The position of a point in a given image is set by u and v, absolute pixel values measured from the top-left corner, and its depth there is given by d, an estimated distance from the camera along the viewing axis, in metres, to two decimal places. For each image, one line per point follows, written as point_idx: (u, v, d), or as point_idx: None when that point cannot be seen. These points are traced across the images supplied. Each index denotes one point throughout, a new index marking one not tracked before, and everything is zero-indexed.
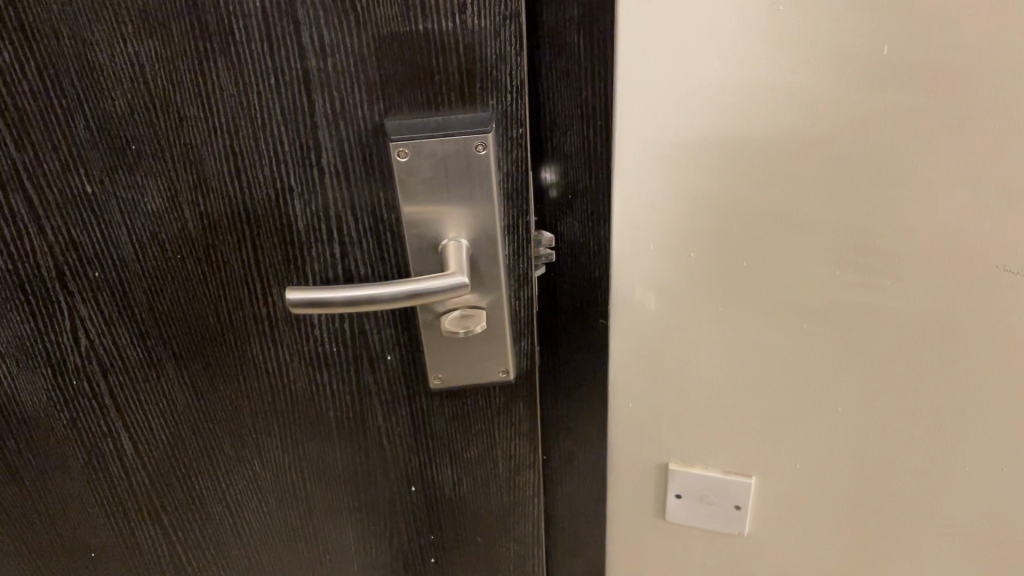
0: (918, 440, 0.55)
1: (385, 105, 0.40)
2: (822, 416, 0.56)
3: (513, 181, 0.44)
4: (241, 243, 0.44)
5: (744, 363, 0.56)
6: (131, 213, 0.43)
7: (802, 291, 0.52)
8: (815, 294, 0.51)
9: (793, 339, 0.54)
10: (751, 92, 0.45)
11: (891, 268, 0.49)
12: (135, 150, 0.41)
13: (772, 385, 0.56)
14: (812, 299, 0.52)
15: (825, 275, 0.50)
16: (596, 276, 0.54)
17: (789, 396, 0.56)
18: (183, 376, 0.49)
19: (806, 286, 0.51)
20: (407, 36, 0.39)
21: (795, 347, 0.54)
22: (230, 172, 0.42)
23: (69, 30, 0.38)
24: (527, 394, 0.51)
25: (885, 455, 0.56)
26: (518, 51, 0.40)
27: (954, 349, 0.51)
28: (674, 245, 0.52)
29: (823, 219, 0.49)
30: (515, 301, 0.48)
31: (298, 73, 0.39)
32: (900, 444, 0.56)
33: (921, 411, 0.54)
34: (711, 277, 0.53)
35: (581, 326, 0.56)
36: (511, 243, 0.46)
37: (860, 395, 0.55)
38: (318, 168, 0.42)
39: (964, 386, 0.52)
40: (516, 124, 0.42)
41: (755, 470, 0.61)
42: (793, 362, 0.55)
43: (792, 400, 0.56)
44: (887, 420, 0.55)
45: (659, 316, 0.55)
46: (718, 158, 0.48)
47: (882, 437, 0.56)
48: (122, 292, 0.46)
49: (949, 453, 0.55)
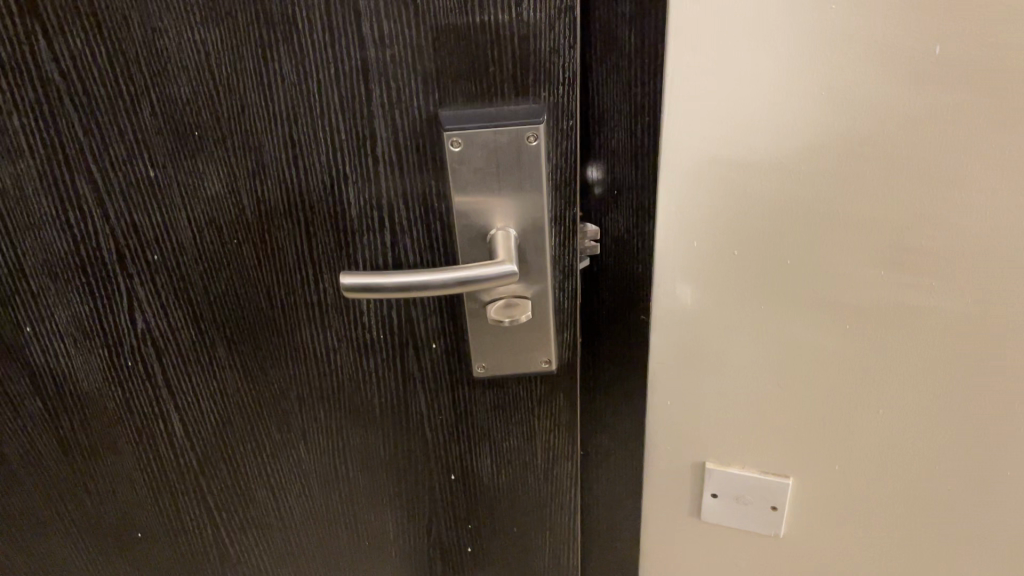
0: (957, 445, 0.55)
1: (441, 95, 0.42)
2: (862, 418, 0.56)
3: (562, 172, 0.45)
4: (296, 229, 0.45)
5: (784, 362, 0.56)
6: (191, 197, 0.44)
7: (845, 292, 0.52)
8: (857, 295, 0.52)
9: (835, 339, 0.54)
10: (800, 88, 0.46)
11: (935, 269, 0.49)
12: (197, 136, 0.42)
13: (812, 386, 0.56)
14: (854, 300, 0.52)
15: (868, 276, 0.51)
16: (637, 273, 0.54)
17: (829, 396, 0.56)
18: (234, 360, 0.50)
19: (851, 287, 0.51)
20: (465, 28, 0.40)
21: (838, 347, 0.54)
22: (288, 158, 0.43)
23: (139, 18, 0.39)
24: (567, 385, 0.52)
25: (923, 460, 0.56)
26: (571, 44, 0.41)
27: (997, 353, 0.50)
28: (717, 242, 0.52)
29: (868, 219, 0.49)
30: (560, 292, 0.49)
31: (358, 63, 0.40)
32: (939, 448, 0.55)
33: (962, 416, 0.54)
34: (752, 275, 0.53)
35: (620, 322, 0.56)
36: (557, 234, 0.47)
37: (901, 398, 0.54)
38: (373, 156, 0.43)
39: (1007, 391, 0.52)
40: (567, 116, 0.43)
41: (791, 471, 0.61)
42: (833, 363, 0.55)
43: (832, 401, 0.56)
44: (927, 424, 0.55)
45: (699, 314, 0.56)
46: (763, 156, 0.48)
47: (922, 441, 0.56)
48: (178, 275, 0.47)
49: (988, 460, 0.54)
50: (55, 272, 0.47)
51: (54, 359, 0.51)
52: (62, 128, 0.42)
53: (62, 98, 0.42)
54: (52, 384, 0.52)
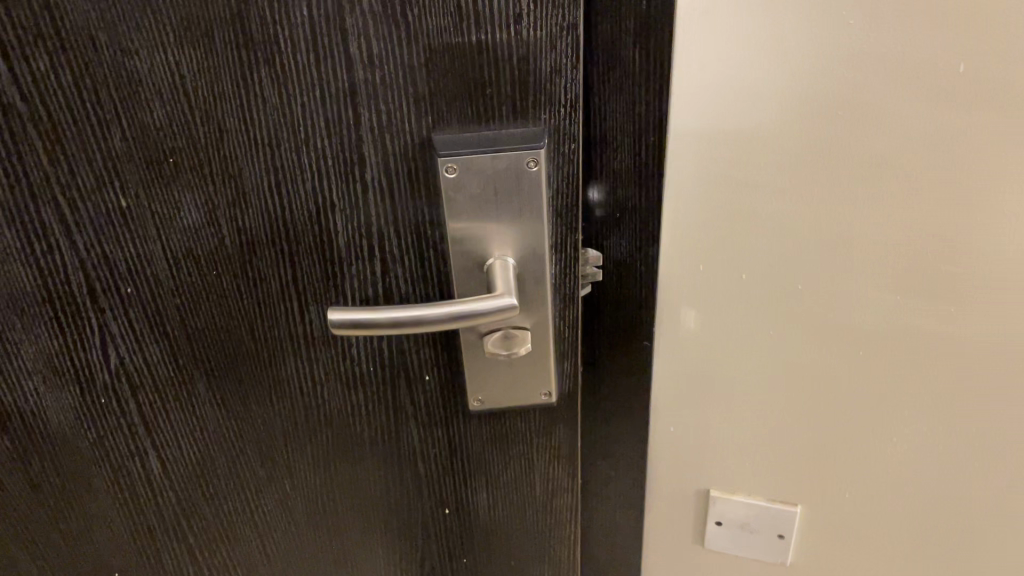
0: (972, 472, 0.53)
1: (434, 118, 0.39)
2: (872, 443, 0.54)
3: (563, 197, 0.42)
4: (280, 259, 0.43)
5: (793, 387, 0.54)
6: (166, 227, 0.41)
7: (857, 316, 0.50)
8: (870, 319, 0.49)
9: (844, 363, 0.52)
10: (813, 106, 0.43)
11: (948, 291, 0.47)
12: (172, 163, 0.39)
13: (820, 411, 0.54)
14: (867, 324, 0.50)
15: (882, 299, 0.48)
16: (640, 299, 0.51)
17: (837, 421, 0.54)
18: (214, 396, 0.47)
19: (861, 310, 0.49)
20: (460, 47, 0.37)
21: (846, 371, 0.52)
22: (270, 185, 0.40)
23: (106, 38, 0.36)
24: (567, 417, 0.50)
25: (936, 487, 0.54)
26: (573, 64, 0.38)
27: (1013, 376, 0.49)
28: (723, 266, 0.50)
29: (881, 242, 0.46)
30: (560, 321, 0.46)
31: (345, 85, 0.38)
32: (953, 476, 0.54)
33: (977, 443, 0.52)
34: (760, 299, 0.51)
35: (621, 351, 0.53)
36: (558, 261, 0.44)
37: (912, 423, 0.52)
38: (361, 183, 0.40)
39: (1023, 414, 0.50)
40: (569, 139, 0.40)
41: (797, 498, 0.58)
42: (842, 387, 0.53)
43: (840, 426, 0.54)
44: (940, 450, 0.53)
45: (704, 339, 0.53)
46: (773, 176, 0.46)
47: (935, 468, 0.54)
48: (154, 309, 0.44)
49: (1003, 486, 0.53)
50: (21, 306, 0.44)
51: (22, 397, 0.47)
52: (25, 156, 0.39)
53: (25, 125, 0.38)
54: (20, 422, 0.48)
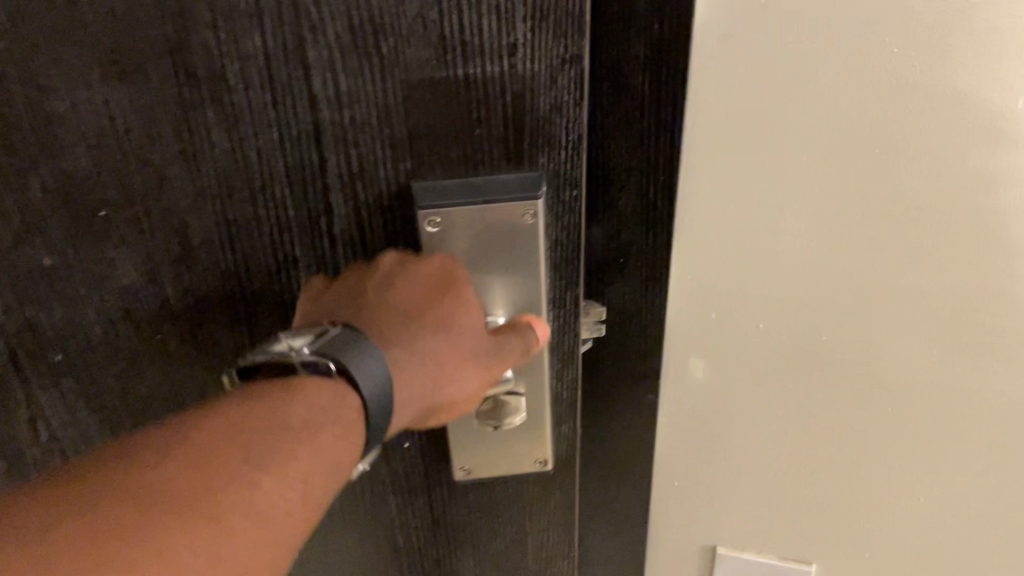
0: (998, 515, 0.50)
1: (414, 163, 0.33)
2: (894, 493, 0.50)
3: (563, 250, 0.36)
4: (235, 320, 0.37)
5: (812, 440, 0.49)
6: (99, 288, 0.35)
7: (886, 365, 0.45)
8: (900, 368, 0.45)
9: (868, 415, 0.47)
10: (846, 143, 0.38)
11: (986, 340, 0.43)
12: (103, 216, 0.33)
13: (838, 465, 0.50)
14: (896, 374, 0.45)
15: (914, 346, 0.44)
16: (645, 355, 0.45)
17: (857, 475, 0.50)
18: None
19: (888, 360, 0.45)
20: (444, 82, 0.31)
21: (869, 425, 0.47)
22: (222, 240, 0.34)
23: (20, 73, 0.30)
24: (564, 482, 0.45)
25: (960, 530, 0.51)
26: (577, 101, 0.33)
27: None
28: (739, 313, 0.45)
29: (914, 287, 0.42)
30: (557, 383, 0.41)
31: (308, 127, 0.32)
32: (979, 519, 0.51)
33: (1007, 489, 0.49)
34: (778, 350, 0.46)
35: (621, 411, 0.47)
36: (555, 319, 0.38)
37: (940, 471, 0.49)
38: (328, 236, 0.35)
39: None
40: (569, 185, 0.35)
41: (810, 547, 0.54)
42: (863, 440, 0.48)
43: (859, 479, 0.50)
44: (969, 498, 0.49)
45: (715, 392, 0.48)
46: (798, 220, 0.41)
47: (961, 513, 0.50)
48: (90, 377, 0.38)
49: None
50: None
51: None
52: None
53: None
54: None
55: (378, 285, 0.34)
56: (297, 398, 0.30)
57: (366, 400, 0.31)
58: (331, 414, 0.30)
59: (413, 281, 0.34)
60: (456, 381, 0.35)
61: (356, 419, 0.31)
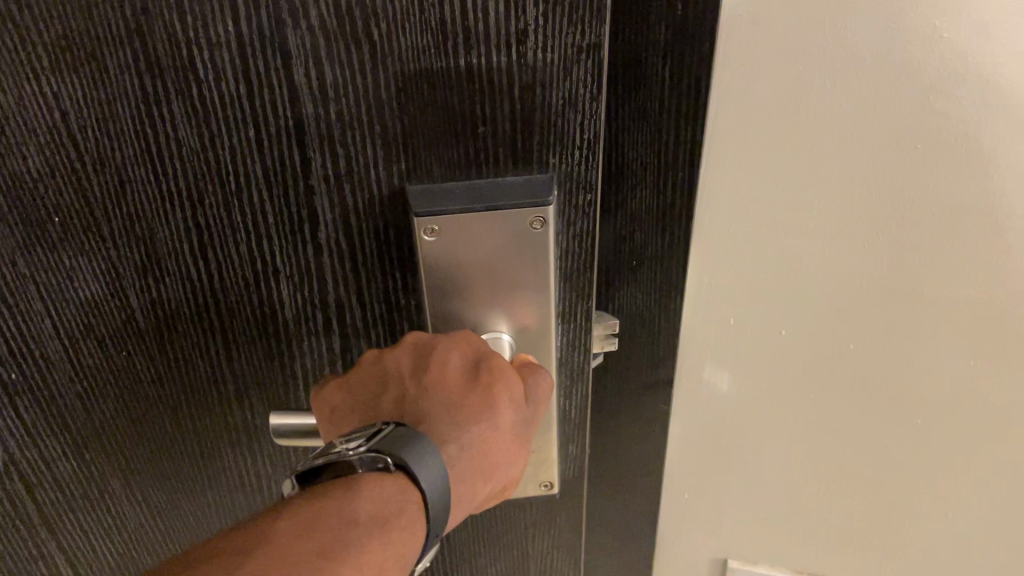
0: None
1: (408, 164, 0.30)
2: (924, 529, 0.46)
3: (573, 260, 0.33)
4: (209, 335, 0.33)
5: (836, 466, 0.45)
6: (56, 300, 0.31)
7: (925, 392, 0.40)
8: (941, 396, 0.40)
9: (896, 442, 0.43)
10: (893, 142, 0.33)
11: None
12: (57, 222, 0.30)
13: (862, 496, 0.46)
14: (935, 403, 0.41)
15: (958, 372, 0.39)
16: (651, 362, 0.41)
17: (881, 508, 0.46)
18: (134, 493, 0.38)
19: (919, 390, 0.40)
20: (443, 73, 0.28)
21: (894, 454, 0.43)
22: (193, 248, 0.31)
23: None
24: (570, 503, 0.42)
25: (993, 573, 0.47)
26: (593, 95, 0.29)
27: None
28: (760, 332, 0.40)
29: (963, 306, 0.37)
30: (564, 402, 0.37)
31: (288, 122, 0.28)
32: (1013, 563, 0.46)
33: None
34: (797, 371, 0.41)
35: (627, 423, 0.44)
36: (563, 333, 0.35)
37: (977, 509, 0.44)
38: (312, 243, 0.31)
39: None
40: (582, 188, 0.31)
41: None
42: (889, 472, 0.44)
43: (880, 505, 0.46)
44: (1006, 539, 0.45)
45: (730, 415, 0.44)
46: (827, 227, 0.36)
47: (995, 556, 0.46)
48: (48, 397, 0.34)
49: None
50: None
51: None
52: None
53: None
54: None
55: (415, 363, 0.30)
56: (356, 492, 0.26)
57: (425, 497, 0.27)
58: (395, 510, 0.26)
59: (455, 361, 0.29)
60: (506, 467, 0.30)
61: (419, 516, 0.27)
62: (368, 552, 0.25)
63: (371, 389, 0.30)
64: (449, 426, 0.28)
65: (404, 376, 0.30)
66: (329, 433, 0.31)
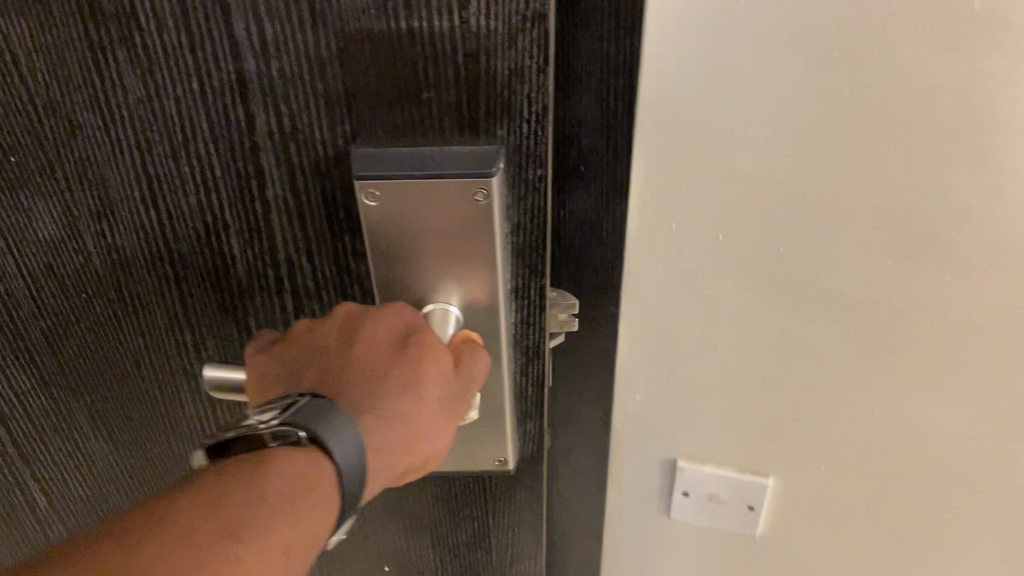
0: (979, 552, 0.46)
1: (353, 127, 0.29)
2: (867, 514, 0.46)
3: (524, 235, 0.32)
4: (165, 284, 0.34)
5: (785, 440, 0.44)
6: (18, 235, 0.33)
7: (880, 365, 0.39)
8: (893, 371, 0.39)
9: (846, 424, 0.42)
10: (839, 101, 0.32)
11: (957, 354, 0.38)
12: (15, 162, 0.31)
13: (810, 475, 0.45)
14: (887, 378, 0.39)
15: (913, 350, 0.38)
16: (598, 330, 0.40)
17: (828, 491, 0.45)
18: (101, 432, 0.39)
19: (870, 357, 0.39)
20: (384, 36, 0.27)
21: (841, 428, 0.42)
22: (144, 199, 0.31)
23: None
24: (530, 481, 0.41)
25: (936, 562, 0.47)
26: (542, 65, 0.28)
27: None
28: (704, 297, 0.39)
29: (916, 279, 0.36)
30: (521, 378, 0.37)
31: (231, 76, 0.28)
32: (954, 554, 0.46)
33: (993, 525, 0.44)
34: (741, 330, 0.40)
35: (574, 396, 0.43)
36: (517, 309, 0.34)
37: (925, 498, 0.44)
38: (261, 201, 0.31)
39: None
40: (534, 163, 0.30)
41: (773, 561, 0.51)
42: (838, 453, 0.43)
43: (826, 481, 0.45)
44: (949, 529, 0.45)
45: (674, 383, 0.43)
46: (771, 175, 0.34)
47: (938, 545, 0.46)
48: (16, 329, 0.36)
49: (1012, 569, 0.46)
50: None
51: None
52: None
53: None
54: None
55: (343, 335, 0.29)
56: (266, 471, 0.25)
57: (341, 470, 0.26)
58: (305, 483, 0.26)
59: (384, 332, 0.29)
60: (430, 440, 0.29)
61: (332, 489, 0.26)
62: (275, 534, 0.25)
63: (297, 357, 0.30)
64: (371, 395, 0.28)
65: (330, 346, 0.29)
66: (257, 393, 0.30)
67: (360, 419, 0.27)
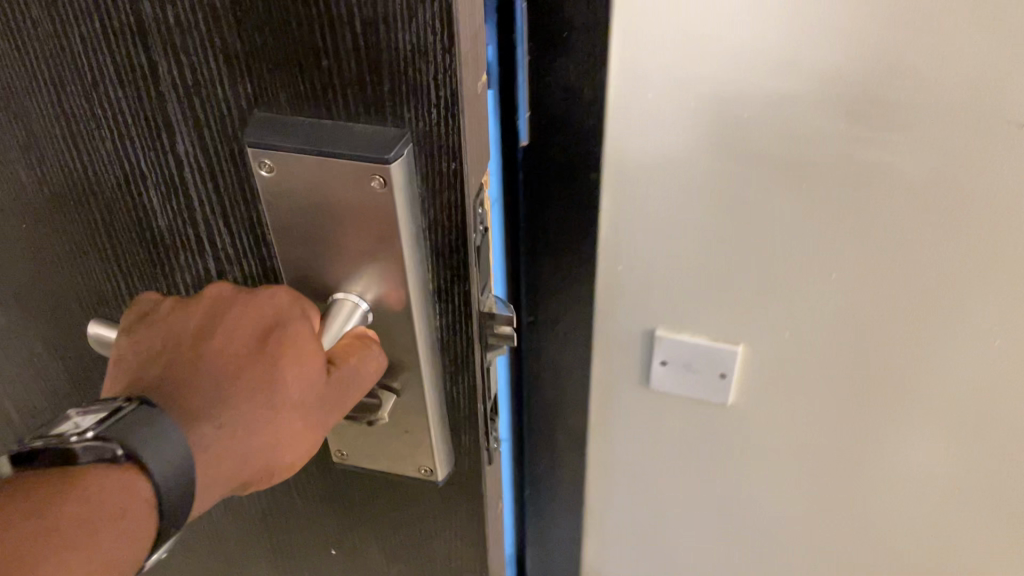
0: (902, 489, 0.53)
1: (254, 89, 0.27)
2: (806, 448, 0.53)
3: (442, 231, 0.28)
4: (91, 228, 0.33)
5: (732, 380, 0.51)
6: None
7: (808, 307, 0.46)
8: (819, 313, 0.46)
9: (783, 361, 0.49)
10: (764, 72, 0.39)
11: (909, 260, 0.42)
12: None
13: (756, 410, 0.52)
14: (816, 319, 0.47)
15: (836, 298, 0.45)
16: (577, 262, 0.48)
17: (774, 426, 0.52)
18: (47, 366, 0.39)
19: (805, 304, 0.46)
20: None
21: (780, 365, 0.49)
22: (62, 138, 0.30)
23: None
24: (470, 502, 0.36)
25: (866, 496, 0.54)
26: (447, 45, 0.24)
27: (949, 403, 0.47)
28: (662, 243, 0.47)
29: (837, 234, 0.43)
30: (451, 390, 0.32)
31: (130, 17, 0.26)
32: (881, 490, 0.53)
33: (914, 461, 0.51)
34: (696, 275, 0.47)
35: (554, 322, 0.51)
36: (440, 313, 0.30)
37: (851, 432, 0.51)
38: (172, 155, 0.29)
39: (955, 441, 0.49)
40: (446, 155, 0.26)
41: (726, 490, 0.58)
42: (779, 389, 0.51)
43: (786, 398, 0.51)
44: (877, 465, 0.52)
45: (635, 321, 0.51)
46: (715, 139, 0.42)
47: (869, 480, 0.53)
48: None
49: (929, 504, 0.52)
50: None
51: None
52: None
53: None
54: None
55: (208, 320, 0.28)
56: (71, 491, 0.24)
57: (159, 493, 0.24)
58: (107, 503, 0.24)
59: (248, 329, 0.27)
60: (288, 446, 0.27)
61: (144, 513, 0.24)
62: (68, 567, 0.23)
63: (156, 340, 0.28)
64: (213, 392, 0.26)
65: (185, 336, 0.27)
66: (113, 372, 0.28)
67: (194, 424, 0.25)
